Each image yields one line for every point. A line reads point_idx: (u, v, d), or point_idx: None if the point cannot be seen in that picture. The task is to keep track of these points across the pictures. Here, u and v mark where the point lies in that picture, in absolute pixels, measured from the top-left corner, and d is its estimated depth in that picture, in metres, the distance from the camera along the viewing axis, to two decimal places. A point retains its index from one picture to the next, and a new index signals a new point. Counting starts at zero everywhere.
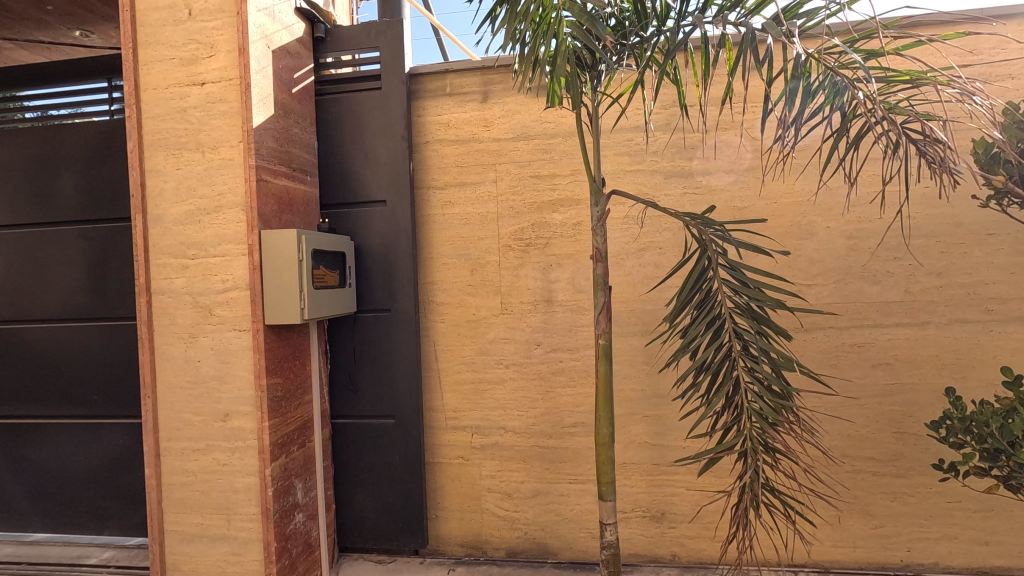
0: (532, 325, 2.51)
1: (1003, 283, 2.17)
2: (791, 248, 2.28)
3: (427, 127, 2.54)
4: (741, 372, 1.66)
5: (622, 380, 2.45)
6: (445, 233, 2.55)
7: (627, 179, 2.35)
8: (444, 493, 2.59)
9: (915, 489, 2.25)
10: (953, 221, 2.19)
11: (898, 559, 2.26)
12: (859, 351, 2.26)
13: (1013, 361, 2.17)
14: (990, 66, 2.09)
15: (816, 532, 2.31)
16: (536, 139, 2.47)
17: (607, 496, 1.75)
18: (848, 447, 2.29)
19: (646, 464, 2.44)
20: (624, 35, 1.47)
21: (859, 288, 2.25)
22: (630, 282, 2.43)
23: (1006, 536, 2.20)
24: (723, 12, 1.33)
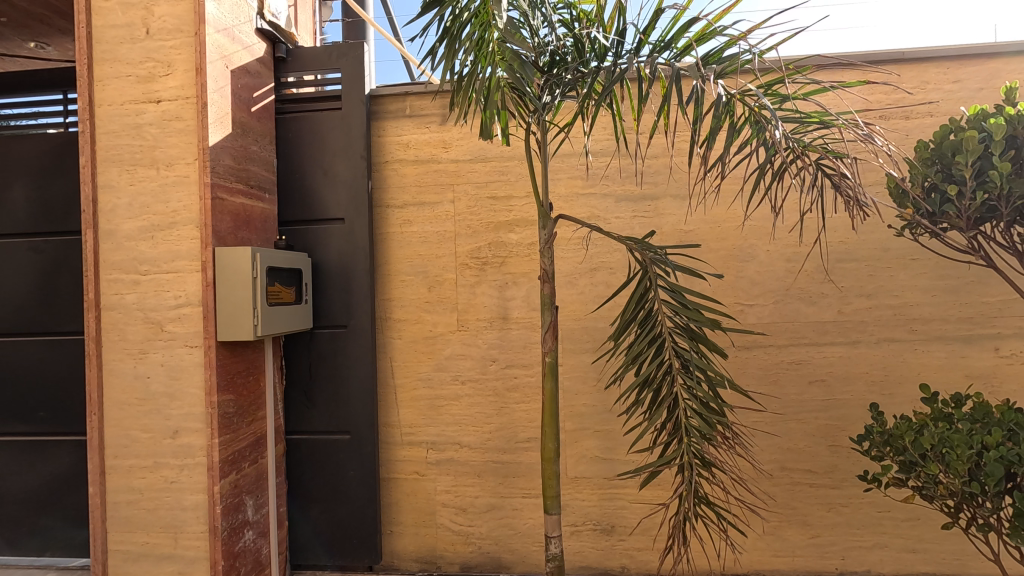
0: (488, 342, 2.57)
1: (926, 304, 2.33)
2: (733, 270, 2.40)
3: (387, 147, 2.60)
4: (680, 389, 1.75)
5: (575, 396, 2.52)
6: (403, 250, 2.60)
7: (580, 202, 2.44)
8: (400, 509, 2.61)
9: (848, 500, 2.37)
10: (879, 247, 2.34)
11: (833, 567, 2.37)
12: (797, 368, 2.38)
13: (934, 378, 2.33)
14: (913, 103, 2.25)
15: (758, 542, 2.41)
16: (493, 161, 2.55)
17: (552, 509, 1.81)
18: (787, 459, 2.40)
19: (597, 478, 2.51)
20: (566, 69, 1.55)
21: (796, 308, 2.38)
22: (582, 300, 2.51)
23: (933, 544, 2.33)
24: (656, 53, 1.42)
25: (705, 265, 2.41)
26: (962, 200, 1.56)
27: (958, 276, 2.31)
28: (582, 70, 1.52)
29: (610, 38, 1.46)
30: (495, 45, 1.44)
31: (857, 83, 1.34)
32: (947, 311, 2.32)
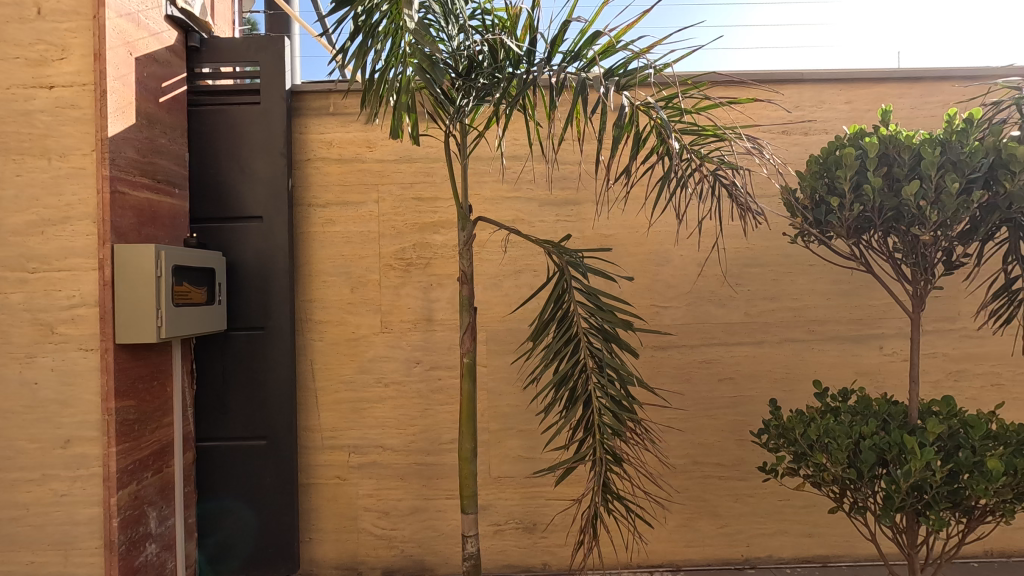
0: (412, 343, 2.55)
1: (822, 307, 2.52)
2: (650, 273, 2.50)
3: (309, 144, 2.54)
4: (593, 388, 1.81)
5: (499, 397, 2.55)
6: (326, 251, 2.54)
7: (505, 205, 2.48)
8: (320, 515, 2.55)
9: (753, 490, 2.52)
10: (781, 253, 2.51)
11: (740, 554, 2.51)
12: (707, 367, 2.52)
13: (829, 374, 2.52)
14: (812, 120, 2.43)
15: (672, 534, 2.52)
16: (419, 162, 2.55)
17: (469, 508, 1.82)
18: (698, 454, 2.52)
19: (520, 477, 2.55)
20: (481, 74, 1.58)
21: (707, 310, 2.52)
22: (506, 302, 2.54)
23: (827, 528, 2.52)
24: (564, 63, 1.47)
25: (615, 267, 2.49)
26: (843, 211, 1.70)
27: (849, 280, 2.51)
28: (496, 76, 1.55)
29: (521, 47, 1.50)
30: (407, 45, 1.45)
31: (747, 99, 1.44)
32: (840, 313, 2.52)
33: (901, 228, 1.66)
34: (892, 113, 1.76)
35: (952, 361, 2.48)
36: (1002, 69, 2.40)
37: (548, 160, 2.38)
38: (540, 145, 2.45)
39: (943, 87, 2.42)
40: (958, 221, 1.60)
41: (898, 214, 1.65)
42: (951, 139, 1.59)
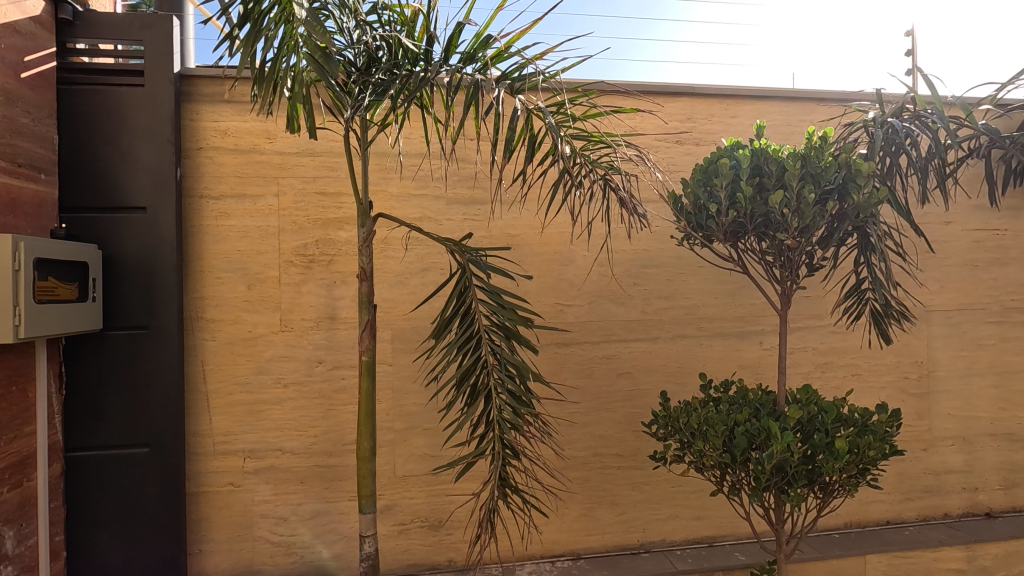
0: (314, 343, 2.48)
1: (710, 305, 2.72)
2: (555, 273, 2.59)
3: (202, 132, 2.39)
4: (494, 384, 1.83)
5: (405, 395, 2.53)
6: (219, 245, 2.41)
7: (412, 203, 2.46)
8: (211, 524, 2.42)
9: (648, 478, 2.67)
10: (675, 255, 2.68)
11: (635, 539, 2.66)
12: (607, 362, 2.64)
13: (715, 368, 2.72)
14: (704, 131, 2.60)
15: (573, 524, 2.61)
16: (323, 156, 2.48)
17: (367, 508, 1.80)
18: (599, 446, 2.64)
19: (426, 475, 2.54)
20: (379, 70, 1.56)
21: (607, 308, 2.64)
22: (413, 300, 2.53)
23: (713, 510, 2.72)
24: (461, 65, 1.50)
25: (514, 266, 2.53)
26: (720, 217, 1.85)
27: (734, 281, 2.73)
28: (394, 73, 1.55)
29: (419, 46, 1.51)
30: (299, 34, 1.41)
31: (630, 110, 1.54)
32: (726, 311, 2.73)
33: (769, 233, 1.83)
34: (765, 129, 1.94)
35: (819, 354, 2.76)
36: (856, 94, 2.71)
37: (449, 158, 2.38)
38: (444, 144, 2.45)
39: (812, 107, 2.69)
40: (815, 228, 1.78)
41: (766, 221, 1.82)
42: (809, 154, 1.77)
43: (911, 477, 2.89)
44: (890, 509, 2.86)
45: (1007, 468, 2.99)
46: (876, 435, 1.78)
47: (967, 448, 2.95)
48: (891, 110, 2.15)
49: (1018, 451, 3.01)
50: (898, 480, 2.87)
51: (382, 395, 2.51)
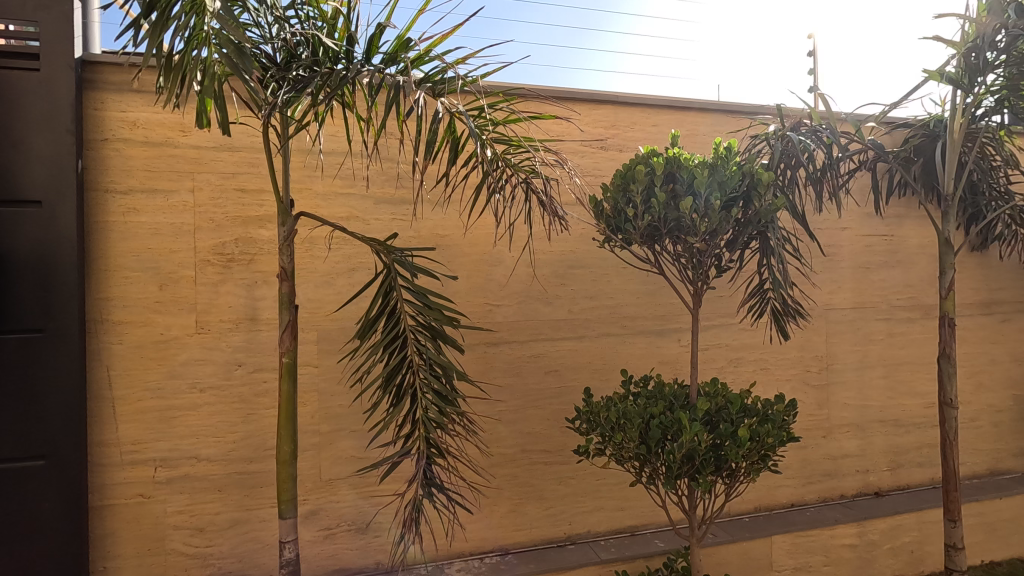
0: (233, 345, 2.39)
1: (633, 305, 2.84)
2: (484, 273, 2.62)
3: (107, 123, 2.24)
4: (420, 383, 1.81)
5: (331, 397, 2.48)
6: (127, 243, 2.27)
7: (338, 202, 2.42)
8: (118, 539, 2.28)
9: (574, 472, 2.76)
10: (600, 257, 2.79)
11: (562, 532, 2.74)
12: (535, 361, 2.70)
13: (638, 364, 2.85)
14: (627, 138, 2.71)
15: (502, 520, 2.66)
16: (243, 151, 2.39)
17: (287, 513, 1.75)
18: (527, 442, 2.69)
19: (353, 478, 2.51)
20: (298, 67, 1.54)
21: (535, 308, 2.70)
22: (339, 300, 2.49)
23: (635, 500, 2.85)
24: (382, 66, 1.50)
25: (439, 266, 2.54)
26: (637, 220, 1.95)
27: (654, 282, 2.87)
28: (314, 70, 1.53)
29: (339, 45, 1.50)
30: (210, 26, 1.36)
31: (547, 117, 1.62)
32: (647, 310, 2.86)
33: (681, 237, 1.94)
34: (679, 139, 2.09)
35: (732, 350, 2.96)
36: (760, 108, 2.92)
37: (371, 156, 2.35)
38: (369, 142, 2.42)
39: (725, 119, 2.87)
40: (721, 232, 1.92)
41: (678, 225, 1.93)
42: (717, 163, 1.89)
43: (812, 462, 3.14)
44: (794, 492, 3.10)
45: (893, 451, 3.31)
46: (775, 424, 1.94)
47: (860, 434, 3.24)
48: (790, 124, 2.35)
49: (903, 436, 3.34)
50: (802, 465, 3.12)
51: (307, 397, 2.45)
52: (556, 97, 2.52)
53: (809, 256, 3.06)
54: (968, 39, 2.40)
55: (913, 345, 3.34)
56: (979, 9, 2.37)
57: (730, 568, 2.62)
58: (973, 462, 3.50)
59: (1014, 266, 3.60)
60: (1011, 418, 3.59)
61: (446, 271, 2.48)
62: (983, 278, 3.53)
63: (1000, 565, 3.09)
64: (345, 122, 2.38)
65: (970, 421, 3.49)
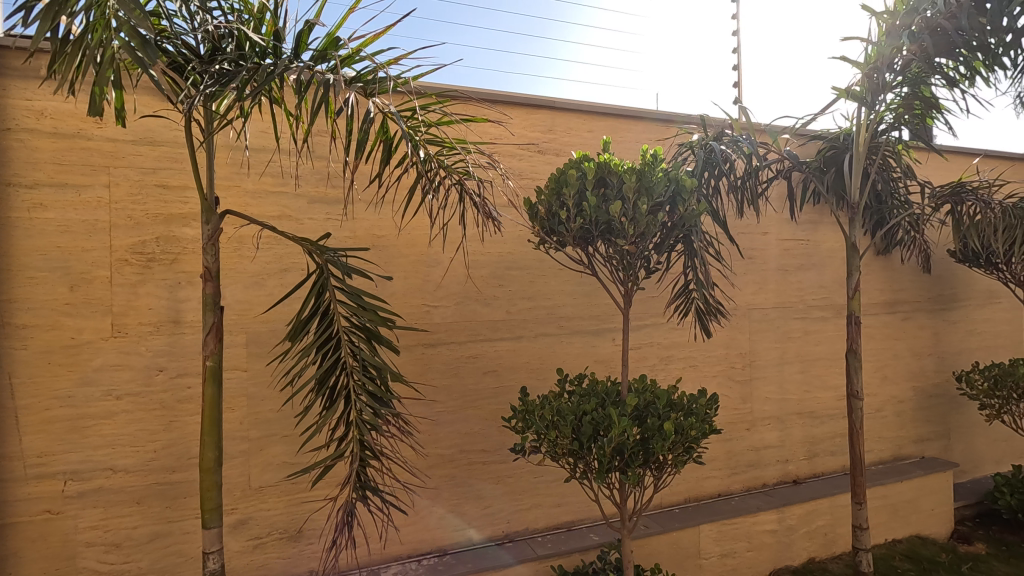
0: (154, 349, 2.27)
1: (569, 305, 2.91)
2: (421, 274, 2.61)
3: (9, 111, 2.08)
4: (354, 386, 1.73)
5: (260, 402, 2.40)
6: (33, 241, 2.11)
7: (269, 200, 2.35)
8: (22, 559, 2.11)
9: (512, 471, 2.80)
10: (537, 258, 2.84)
11: (501, 530, 2.77)
12: (473, 361, 2.72)
13: (574, 363, 2.93)
14: (563, 142, 2.77)
15: (440, 520, 2.66)
16: (164, 146, 2.28)
17: (211, 523, 1.67)
18: (465, 443, 2.71)
19: (284, 484, 2.43)
20: (221, 60, 1.48)
21: (473, 309, 2.71)
22: (271, 302, 2.41)
23: (571, 496, 2.92)
24: (312, 63, 1.49)
25: (374, 266, 2.52)
26: (569, 223, 2.01)
27: (589, 283, 2.96)
28: (240, 64, 1.48)
29: (265, 39, 1.47)
30: (114, 11, 1.28)
31: (479, 120, 1.66)
32: (583, 310, 2.94)
33: (612, 239, 2.02)
34: (610, 145, 2.15)
35: (662, 348, 3.09)
36: (686, 118, 3.06)
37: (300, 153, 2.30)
38: (297, 138, 2.36)
39: (655, 127, 3.00)
40: (649, 235, 2.00)
41: (609, 228, 2.00)
42: (645, 169, 1.97)
43: (737, 453, 3.32)
44: (721, 483, 3.27)
45: (810, 441, 3.55)
46: (698, 417, 2.04)
47: (780, 426, 3.45)
48: (713, 134, 2.51)
49: (818, 426, 3.58)
50: (727, 457, 3.29)
51: (235, 402, 2.36)
52: (490, 101, 2.55)
53: (729, 260, 3.28)
54: (871, 61, 2.62)
55: (827, 342, 3.60)
56: (880, 33, 2.58)
57: (661, 558, 2.73)
58: (879, 449, 3.80)
59: (913, 269, 3.94)
60: (912, 408, 3.93)
61: (380, 272, 2.46)
62: (887, 279, 3.85)
63: (901, 543, 3.37)
64: (274, 118, 2.32)
65: (876, 411, 3.80)
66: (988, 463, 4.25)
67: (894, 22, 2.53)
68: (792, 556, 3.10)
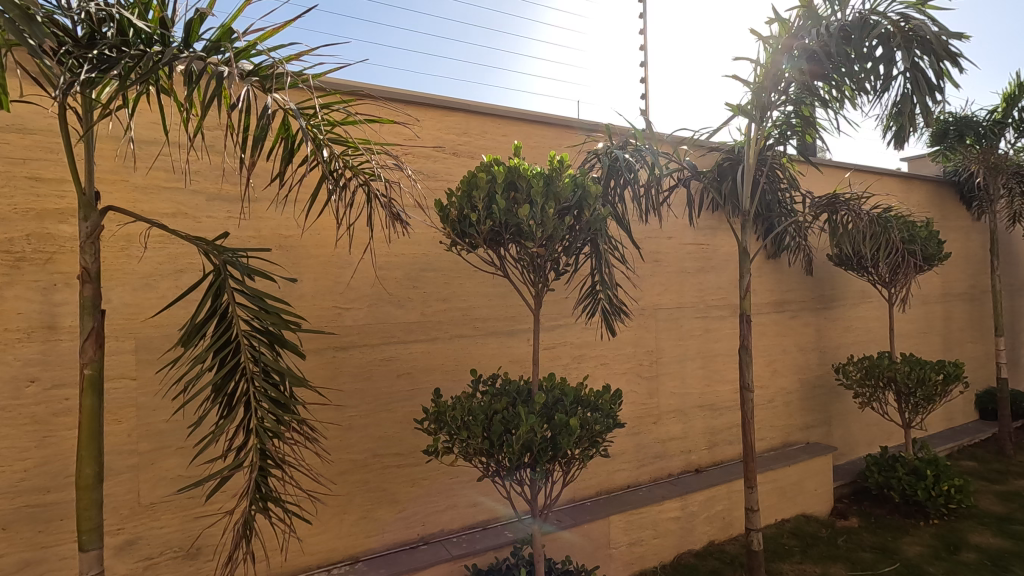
0: (24, 358, 2.06)
1: (484, 307, 2.95)
2: (332, 276, 2.55)
3: None
4: (255, 392, 1.60)
5: (151, 413, 2.24)
6: None
7: (163, 196, 2.21)
8: None
9: (427, 473, 2.79)
10: (451, 260, 2.85)
11: (415, 533, 2.75)
12: (386, 364, 2.68)
13: (489, 363, 2.96)
14: (477, 145, 2.81)
15: (351, 527, 2.60)
16: (37, 135, 2.07)
17: (90, 544, 1.50)
18: (378, 447, 2.66)
19: (177, 499, 2.28)
20: (102, 46, 1.37)
21: (387, 310, 2.68)
22: (164, 305, 2.26)
23: (487, 495, 2.97)
24: (204, 54, 1.42)
25: (277, 267, 2.43)
26: (479, 225, 2.04)
27: (504, 285, 3.01)
28: (125, 51, 1.38)
29: (151, 27, 1.38)
30: None
31: (384, 122, 1.66)
32: (498, 311, 2.99)
33: (521, 241, 2.06)
34: (521, 150, 2.20)
35: (575, 347, 3.20)
36: (593, 125, 3.19)
37: (195, 147, 2.17)
38: (189, 130, 2.23)
39: (566, 134, 3.11)
40: (557, 237, 2.07)
41: (519, 230, 2.05)
42: (552, 174, 2.04)
43: (644, 446, 3.49)
44: (630, 475, 3.43)
45: (710, 432, 3.80)
46: (602, 412, 2.15)
47: (683, 418, 3.67)
48: (617, 143, 2.70)
49: (718, 418, 3.85)
50: (635, 450, 3.46)
51: (123, 414, 2.19)
52: (401, 101, 2.54)
53: (630, 262, 3.45)
54: (759, 81, 2.86)
55: (725, 339, 3.88)
56: (766, 55, 2.84)
57: (573, 549, 2.82)
58: (770, 437, 4.15)
59: (798, 271, 4.33)
60: (798, 398, 4.32)
61: (285, 273, 2.38)
62: (776, 281, 4.21)
63: (789, 522, 3.70)
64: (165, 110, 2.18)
65: (768, 402, 4.13)
66: (861, 445, 4.76)
67: (778, 46, 2.80)
68: (694, 540, 3.30)
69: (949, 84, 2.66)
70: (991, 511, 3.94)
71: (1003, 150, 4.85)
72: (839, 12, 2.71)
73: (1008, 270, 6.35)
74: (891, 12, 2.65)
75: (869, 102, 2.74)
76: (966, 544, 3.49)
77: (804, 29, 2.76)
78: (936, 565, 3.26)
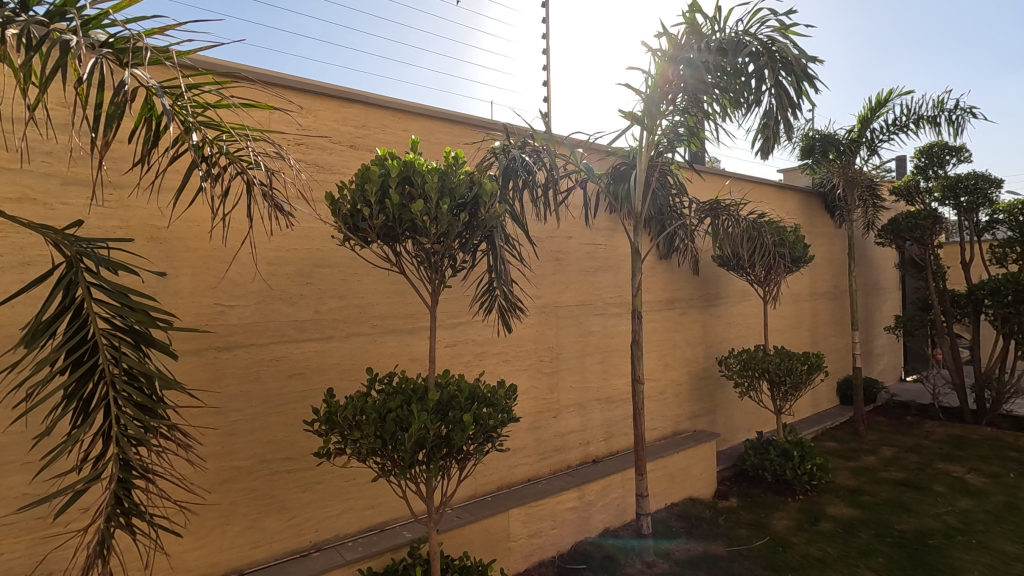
0: None
1: (383, 304, 2.89)
2: (214, 271, 2.38)
3: None
4: (116, 396, 1.43)
5: None
6: None
7: (5, 178, 1.95)
8: None
9: (321, 477, 2.68)
10: (348, 256, 2.76)
11: (308, 541, 2.64)
12: (276, 364, 2.55)
13: (388, 362, 2.91)
14: (376, 137, 2.74)
15: (234, 538, 2.44)
16: None
17: None
18: (266, 451, 2.52)
19: (22, 520, 2.03)
20: None
21: (276, 308, 2.54)
22: (7, 302, 2.00)
23: (385, 496, 2.91)
24: (46, 20, 1.27)
25: (146, 262, 2.23)
26: (371, 220, 1.99)
27: (404, 282, 2.96)
28: None
29: None
30: None
31: (262, 108, 1.55)
32: (397, 309, 2.94)
33: (415, 237, 2.04)
34: (418, 144, 2.15)
35: (476, 344, 3.22)
36: (491, 123, 3.22)
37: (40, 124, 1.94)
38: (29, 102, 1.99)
39: (466, 131, 3.12)
40: (452, 234, 2.06)
41: (412, 226, 2.02)
42: (447, 171, 2.04)
43: (544, 439, 3.59)
44: (530, 468, 3.50)
45: (607, 424, 3.98)
46: (497, 407, 2.18)
47: (582, 412, 3.81)
48: (517, 144, 2.75)
49: (614, 410, 4.03)
50: (536, 444, 3.54)
51: None
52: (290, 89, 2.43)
53: (528, 261, 3.51)
54: (650, 90, 3.02)
55: (621, 335, 4.07)
56: (656, 65, 3.00)
57: (472, 545, 2.84)
58: (661, 426, 4.41)
59: (688, 271, 4.65)
60: (687, 389, 4.63)
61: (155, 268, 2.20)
62: (668, 280, 4.49)
63: (676, 505, 3.95)
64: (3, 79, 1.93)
65: (659, 394, 4.40)
66: (741, 431, 5.19)
67: (667, 57, 2.97)
68: (591, 528, 3.43)
69: (807, 103, 2.96)
70: (845, 485, 4.46)
71: (858, 165, 5.48)
72: (717, 31, 2.93)
73: (862, 271, 7.20)
74: (760, 34, 2.91)
75: (744, 115, 2.98)
76: (824, 515, 3.92)
77: (689, 44, 2.94)
78: (800, 535, 3.63)
